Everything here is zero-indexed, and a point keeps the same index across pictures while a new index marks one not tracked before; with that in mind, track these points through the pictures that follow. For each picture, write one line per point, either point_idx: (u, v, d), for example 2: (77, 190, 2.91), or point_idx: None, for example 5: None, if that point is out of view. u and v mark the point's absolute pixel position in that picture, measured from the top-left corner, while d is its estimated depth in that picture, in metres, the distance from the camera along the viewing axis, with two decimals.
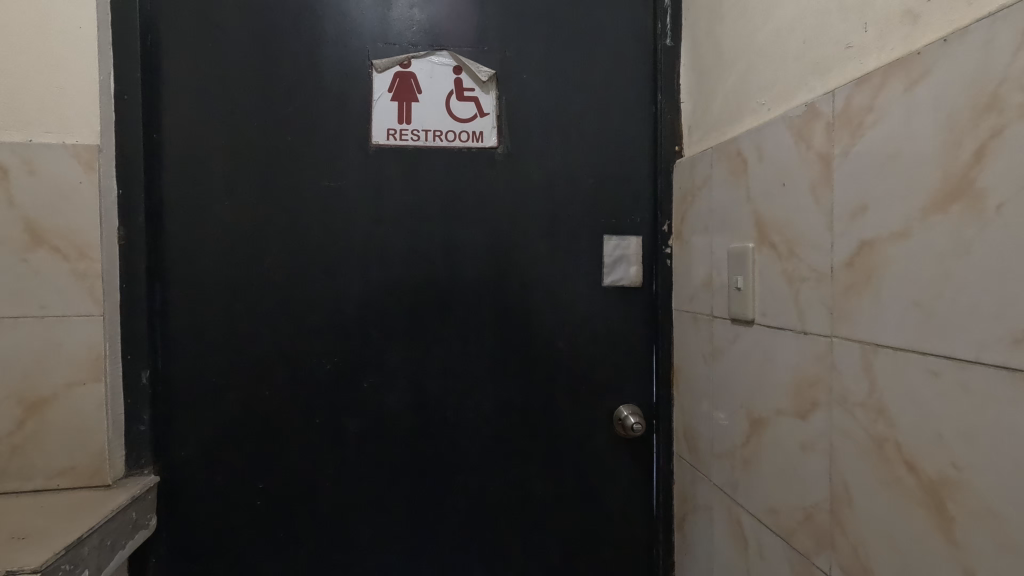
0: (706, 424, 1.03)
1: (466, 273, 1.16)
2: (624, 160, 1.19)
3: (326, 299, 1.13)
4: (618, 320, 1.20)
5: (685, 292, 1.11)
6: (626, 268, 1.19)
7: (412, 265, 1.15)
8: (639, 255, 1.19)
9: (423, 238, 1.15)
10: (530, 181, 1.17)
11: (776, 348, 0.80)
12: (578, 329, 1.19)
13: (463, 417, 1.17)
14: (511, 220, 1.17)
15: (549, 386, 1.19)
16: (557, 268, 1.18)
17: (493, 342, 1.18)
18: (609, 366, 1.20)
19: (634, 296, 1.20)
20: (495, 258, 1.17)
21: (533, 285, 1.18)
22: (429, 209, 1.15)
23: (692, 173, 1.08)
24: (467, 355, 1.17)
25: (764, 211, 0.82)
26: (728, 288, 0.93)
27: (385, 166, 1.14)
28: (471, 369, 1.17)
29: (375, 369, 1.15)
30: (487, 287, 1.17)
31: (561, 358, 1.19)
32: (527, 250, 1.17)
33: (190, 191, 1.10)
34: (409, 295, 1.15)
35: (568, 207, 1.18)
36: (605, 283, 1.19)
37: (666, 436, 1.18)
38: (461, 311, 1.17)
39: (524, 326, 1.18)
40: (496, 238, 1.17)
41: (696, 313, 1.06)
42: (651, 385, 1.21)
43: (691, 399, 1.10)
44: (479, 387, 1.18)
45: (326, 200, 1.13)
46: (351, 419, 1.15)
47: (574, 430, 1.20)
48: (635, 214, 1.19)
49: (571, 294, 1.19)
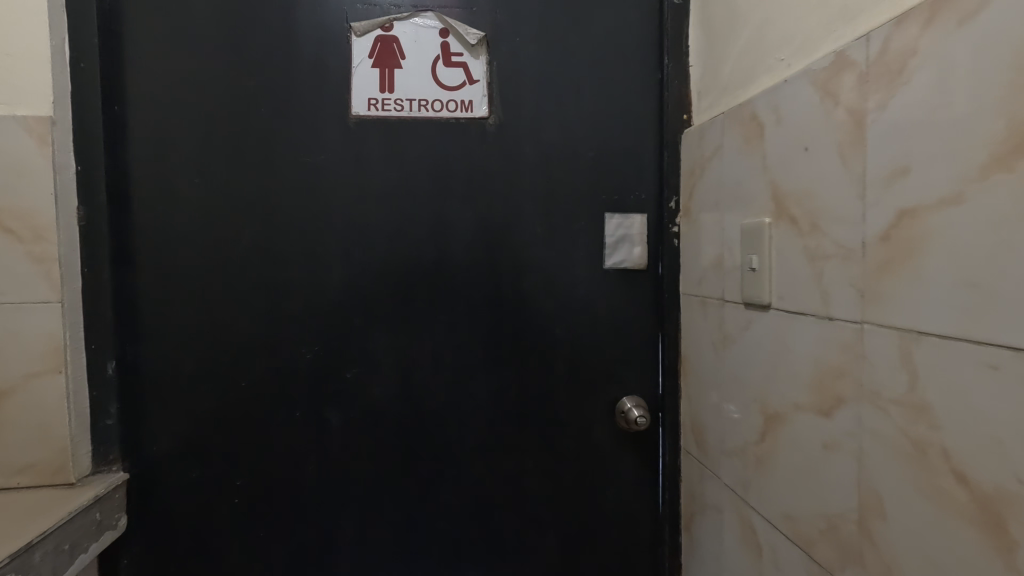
0: (716, 418, 0.94)
1: (456, 256, 1.08)
2: (627, 130, 1.09)
3: (305, 284, 1.06)
4: (622, 304, 1.11)
5: (693, 274, 1.02)
6: (630, 249, 1.10)
7: (397, 246, 1.07)
8: (644, 235, 1.10)
9: (409, 217, 1.07)
10: (524, 155, 1.08)
11: (795, 335, 0.71)
12: (578, 314, 1.10)
13: (454, 409, 1.10)
14: (504, 195, 1.08)
15: (546, 375, 1.10)
16: (554, 250, 1.09)
17: (486, 329, 1.09)
18: (611, 353, 1.11)
19: (638, 279, 1.11)
20: (488, 240, 1.08)
21: (529, 268, 1.09)
22: (414, 187, 1.07)
23: (701, 144, 0.98)
24: (457, 343, 1.09)
25: (782, 181, 0.73)
26: (741, 269, 0.83)
27: (367, 139, 1.05)
28: (461, 359, 1.09)
29: (360, 358, 1.07)
30: (478, 270, 1.08)
31: (560, 346, 1.10)
32: (522, 230, 1.08)
33: (155, 168, 1.02)
34: (394, 280, 1.07)
35: (566, 184, 1.09)
36: (606, 265, 1.10)
37: (673, 429, 1.09)
38: (451, 296, 1.08)
39: (519, 312, 1.09)
40: (487, 217, 1.08)
41: (705, 298, 0.97)
42: (658, 374, 1.12)
43: (699, 391, 1.01)
44: (470, 378, 1.10)
45: (303, 177, 1.04)
46: (334, 411, 1.07)
47: (574, 423, 1.11)
48: (639, 190, 1.10)
49: (570, 277, 1.10)
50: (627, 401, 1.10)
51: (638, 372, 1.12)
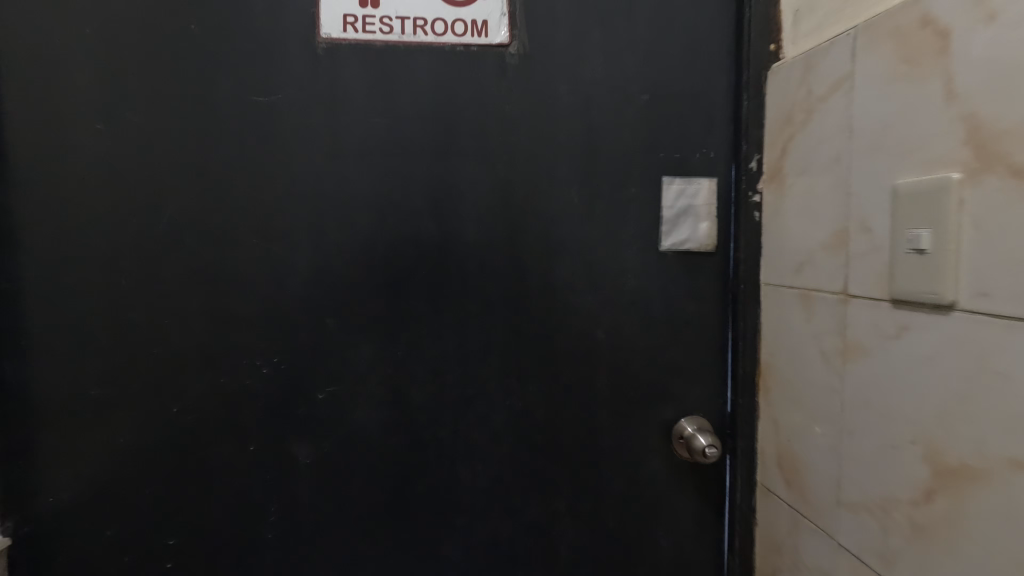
0: (823, 454, 0.69)
1: (466, 233, 0.80)
2: (692, 65, 0.82)
3: (259, 272, 0.77)
4: (682, 298, 0.85)
5: (786, 257, 0.76)
6: (694, 226, 0.83)
7: (385, 220, 0.79)
8: (713, 206, 0.83)
9: (402, 181, 0.79)
10: (557, 98, 0.80)
11: (1011, 353, 0.46)
12: (627, 311, 0.84)
13: (462, 437, 0.83)
14: (529, 153, 0.80)
15: (583, 391, 0.84)
16: (596, 226, 0.82)
17: (504, 331, 0.82)
18: (668, 361, 0.85)
19: (704, 264, 0.84)
20: (508, 211, 0.81)
21: (562, 251, 0.82)
22: (407, 140, 0.78)
23: (806, 78, 0.71)
24: (467, 350, 0.82)
25: (998, 112, 0.47)
26: (892, 251, 0.58)
27: (341, 72, 0.76)
28: (472, 371, 0.82)
29: (336, 372, 0.79)
30: (495, 253, 0.81)
31: (602, 352, 0.84)
32: (553, 199, 0.81)
33: (41, 109, 0.73)
34: (382, 266, 0.79)
35: (611, 137, 0.81)
36: (663, 246, 0.83)
37: (748, 459, 0.84)
38: (459, 288, 0.81)
39: (550, 309, 0.83)
40: (507, 181, 0.80)
41: (809, 290, 0.71)
42: (726, 387, 0.86)
43: (791, 414, 0.76)
44: (484, 396, 0.83)
45: (253, 123, 0.75)
46: (300, 443, 0.79)
47: (618, 452, 0.86)
48: (707, 146, 0.83)
49: (617, 261, 0.83)
50: (688, 424, 0.84)
51: (701, 385, 0.86)
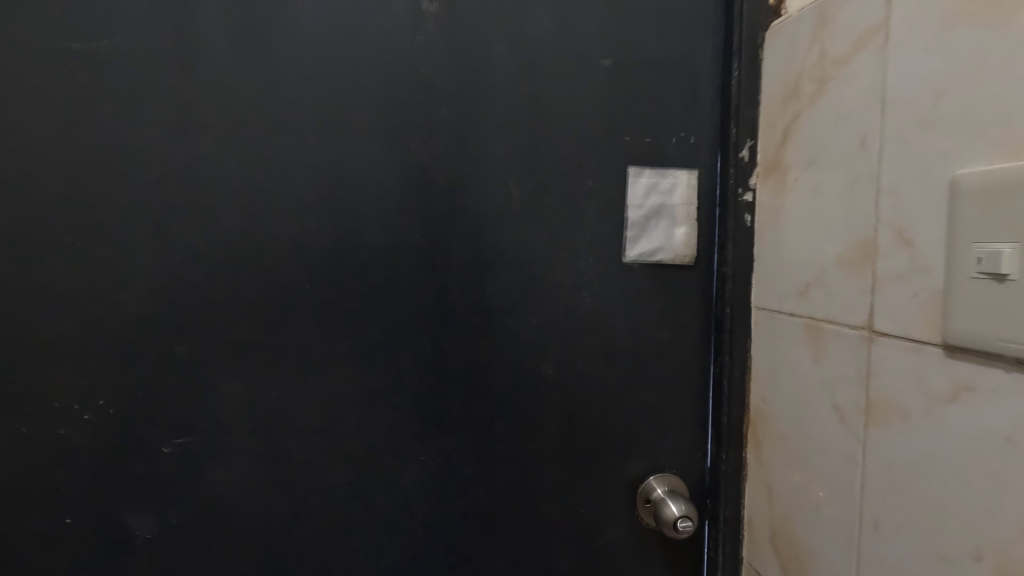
0: (835, 545, 0.51)
1: (368, 236, 0.61)
2: (668, 23, 0.63)
3: (81, 283, 0.57)
4: (652, 323, 0.66)
5: (788, 274, 0.57)
6: (669, 232, 0.65)
7: (258, 216, 0.59)
8: (693, 207, 0.65)
9: (280, 164, 0.59)
10: (492, 61, 0.61)
11: None
12: (581, 340, 0.65)
13: (362, 503, 0.63)
14: (455, 132, 0.61)
15: (524, 444, 0.65)
16: (542, 229, 0.63)
17: (419, 364, 0.63)
18: (633, 404, 0.66)
19: (681, 280, 0.66)
20: (426, 207, 0.61)
21: (498, 261, 0.63)
22: (290, 110, 0.58)
23: (819, 34, 0.53)
24: (370, 390, 0.62)
25: None
26: (951, 273, 0.39)
27: (194, 15, 0.56)
28: (377, 417, 0.62)
29: (190, 417, 0.59)
30: (408, 261, 0.61)
31: (548, 393, 0.65)
32: (486, 194, 0.62)
33: None
34: (253, 277, 0.59)
35: (563, 114, 0.63)
36: (629, 256, 0.65)
37: (734, 531, 0.66)
38: (359, 308, 0.61)
39: (480, 337, 0.63)
40: (425, 168, 0.61)
41: (818, 321, 0.53)
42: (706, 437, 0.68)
43: (790, 482, 0.57)
44: (392, 451, 0.63)
45: (72, 82, 0.56)
46: (140, 511, 0.60)
47: (568, 520, 0.66)
48: (687, 129, 0.64)
49: (569, 275, 0.64)
50: (657, 484, 0.66)
51: (675, 435, 0.67)
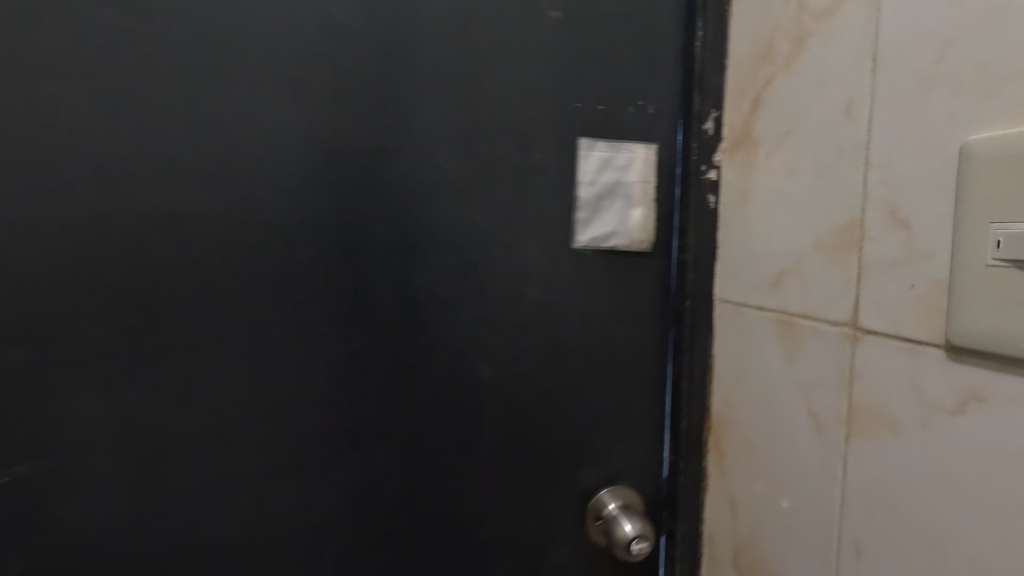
0: (810, 568, 0.45)
1: (264, 212, 0.49)
2: None
3: None
4: (605, 318, 0.58)
5: (757, 263, 0.51)
6: (623, 214, 0.57)
7: (114, 182, 0.46)
8: (652, 186, 0.57)
9: (147, 118, 0.46)
10: (418, 5, 0.51)
11: None
12: (525, 337, 0.56)
13: (262, 536, 0.52)
14: (375, 88, 0.51)
15: (460, 459, 0.56)
16: (480, 207, 0.54)
17: (331, 368, 0.52)
18: (583, 409, 0.58)
19: (637, 268, 0.58)
20: (337, 178, 0.50)
21: (427, 245, 0.53)
22: (155, 48, 0.46)
23: None
24: (270, 401, 0.51)
25: None
26: (961, 259, 0.33)
27: None
28: (279, 434, 0.51)
29: (24, 441, 0.46)
30: (315, 244, 0.50)
31: (487, 399, 0.56)
32: (412, 164, 0.52)
33: None
34: (109, 261, 0.46)
35: (505, 73, 0.53)
36: (579, 242, 0.57)
37: (692, 546, 0.60)
38: (255, 301, 0.50)
39: (407, 335, 0.53)
40: (338, 131, 0.50)
41: (792, 316, 0.46)
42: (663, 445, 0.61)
43: (757, 495, 0.51)
44: (299, 474, 0.52)
45: None
46: None
47: (510, 543, 0.58)
48: (645, 97, 0.57)
49: (511, 263, 0.55)
50: (609, 499, 0.59)
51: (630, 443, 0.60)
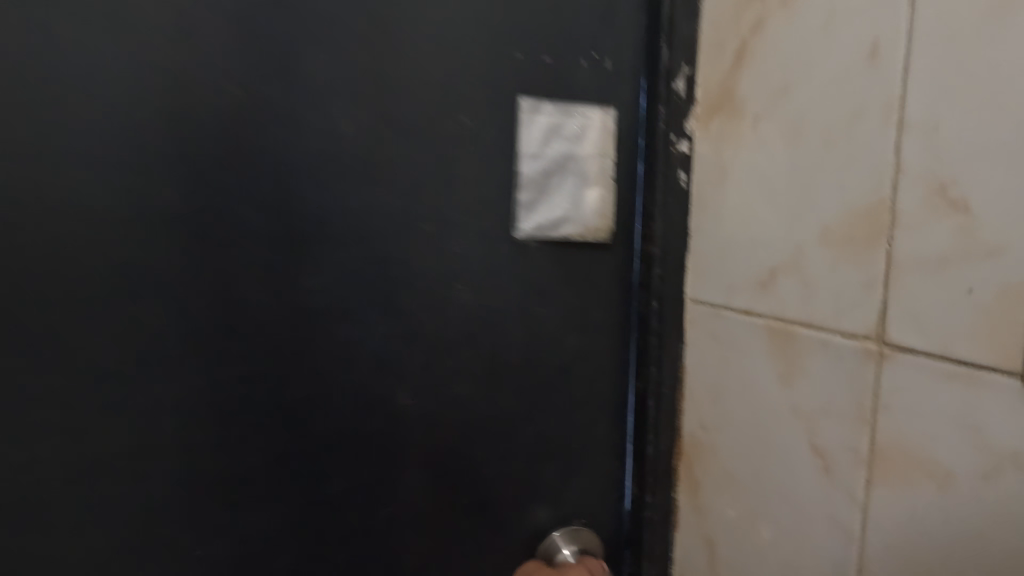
0: None
1: (72, 192, 0.33)
2: None
3: None
4: (555, 324, 0.47)
5: (743, 255, 0.40)
6: (576, 196, 0.45)
7: None
8: (610, 160, 0.46)
9: None
10: None
11: None
12: (456, 352, 0.44)
13: None
14: (236, 16, 0.36)
15: (374, 513, 0.43)
16: (393, 187, 0.41)
17: (186, 409, 0.37)
18: (530, 436, 0.48)
19: (592, 262, 0.48)
20: (185, 144, 0.35)
21: (323, 238, 0.39)
22: None
23: None
24: (98, 462, 0.36)
25: None
26: None
27: None
28: (117, 507, 0.36)
29: None
30: (154, 238, 0.35)
31: (409, 433, 0.44)
32: (295, 127, 0.38)
33: None
34: None
35: (423, 6, 0.40)
36: (522, 231, 0.45)
37: None
38: (63, 321, 0.34)
39: (296, 359, 0.40)
40: (184, 77, 0.35)
41: (789, 324, 0.37)
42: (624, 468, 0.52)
43: (740, 541, 0.42)
44: (155, 556, 0.38)
45: None
46: None
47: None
48: (601, 49, 0.45)
49: (436, 258, 0.43)
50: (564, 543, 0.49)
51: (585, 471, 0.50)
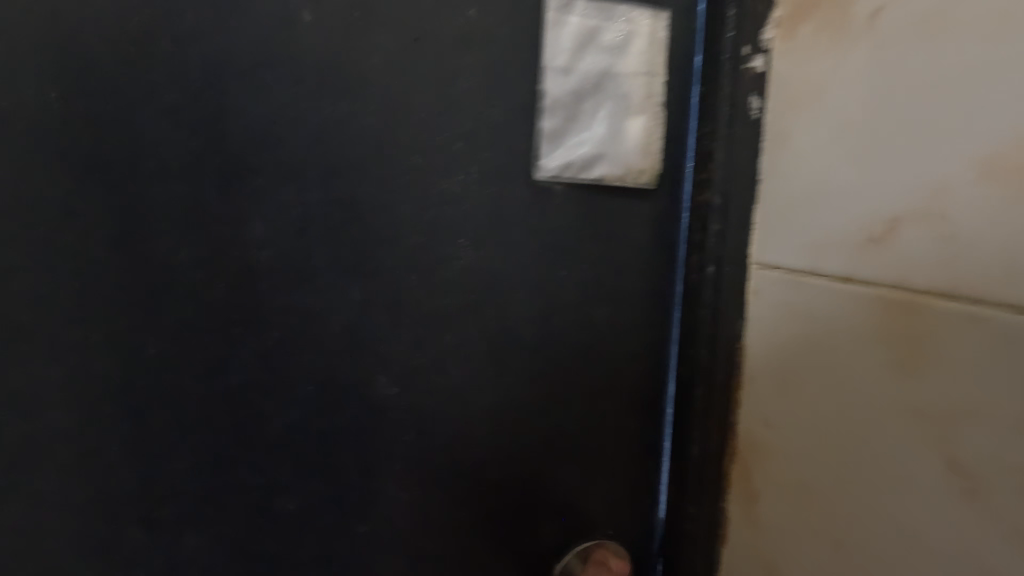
0: None
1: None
2: None
3: None
4: (579, 288, 0.39)
5: (843, 201, 0.30)
6: (614, 126, 0.36)
7: None
8: (660, 83, 0.37)
9: None
10: None
11: None
12: (456, 315, 0.37)
13: None
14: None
15: (350, 504, 0.37)
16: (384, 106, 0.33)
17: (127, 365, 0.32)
18: (543, 423, 0.40)
19: (629, 215, 0.38)
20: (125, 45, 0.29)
21: (296, 169, 0.32)
22: None
23: None
24: (44, 416, 0.31)
25: None
26: None
27: None
28: (64, 472, 0.32)
29: None
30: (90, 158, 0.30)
31: (397, 413, 0.37)
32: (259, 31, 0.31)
33: None
34: None
35: None
36: (545, 169, 0.36)
37: None
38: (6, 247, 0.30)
39: (263, 314, 0.33)
40: None
41: (921, 294, 0.27)
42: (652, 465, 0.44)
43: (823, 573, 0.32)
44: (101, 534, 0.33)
45: None
46: None
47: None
48: None
49: (435, 198, 0.35)
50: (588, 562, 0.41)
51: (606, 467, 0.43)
